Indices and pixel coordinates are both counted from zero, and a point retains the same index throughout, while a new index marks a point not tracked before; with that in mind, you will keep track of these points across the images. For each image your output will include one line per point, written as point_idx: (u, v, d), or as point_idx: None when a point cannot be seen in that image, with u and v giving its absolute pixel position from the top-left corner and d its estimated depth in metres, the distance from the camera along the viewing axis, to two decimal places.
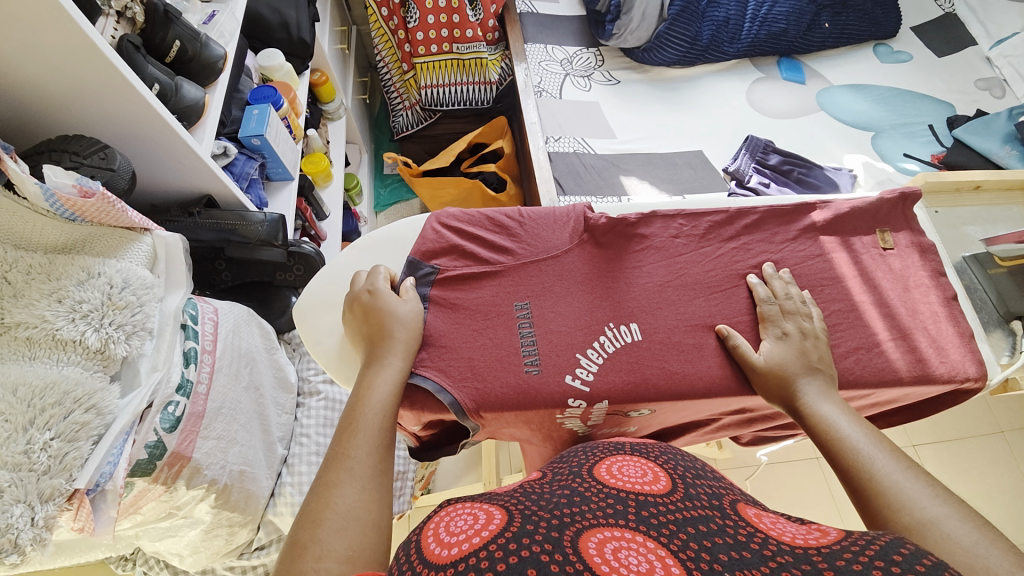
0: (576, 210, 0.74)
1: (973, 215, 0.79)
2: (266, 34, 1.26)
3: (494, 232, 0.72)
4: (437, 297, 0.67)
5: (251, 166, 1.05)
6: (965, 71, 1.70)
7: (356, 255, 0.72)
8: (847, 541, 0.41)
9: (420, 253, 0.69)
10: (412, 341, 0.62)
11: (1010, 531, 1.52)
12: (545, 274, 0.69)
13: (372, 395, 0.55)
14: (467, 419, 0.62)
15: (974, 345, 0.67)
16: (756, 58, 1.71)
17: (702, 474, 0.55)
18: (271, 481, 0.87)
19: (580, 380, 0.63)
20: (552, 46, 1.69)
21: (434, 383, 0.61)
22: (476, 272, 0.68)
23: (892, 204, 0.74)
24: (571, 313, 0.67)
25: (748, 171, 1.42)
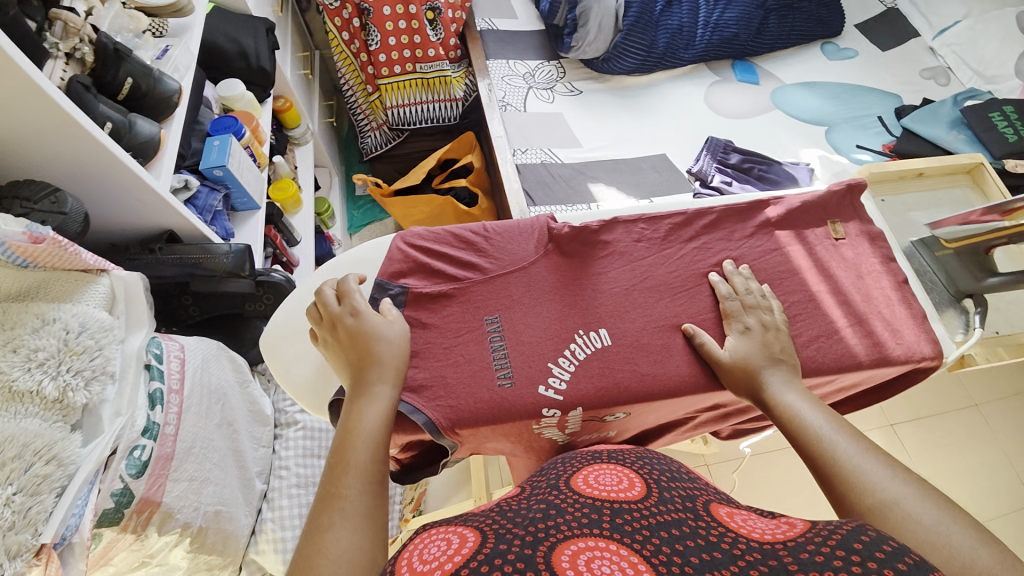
0: (540, 221, 0.75)
1: (919, 200, 0.82)
2: (225, 64, 1.26)
3: (460, 248, 0.72)
4: (408, 317, 0.66)
5: (214, 197, 1.04)
6: (908, 63, 1.78)
7: (320, 280, 0.70)
8: (811, 532, 0.42)
9: (386, 274, 0.69)
10: (397, 364, 0.60)
11: (991, 501, 1.56)
12: (512, 286, 0.69)
13: (361, 427, 0.54)
14: (443, 437, 0.62)
15: (927, 325, 0.70)
16: (711, 62, 1.77)
17: (676, 476, 0.57)
18: (250, 519, 0.85)
19: (553, 390, 0.64)
20: (514, 61, 1.72)
21: (407, 405, 0.60)
22: (444, 288, 0.68)
23: (840, 195, 0.77)
24: (540, 323, 0.67)
25: (710, 171, 1.47)
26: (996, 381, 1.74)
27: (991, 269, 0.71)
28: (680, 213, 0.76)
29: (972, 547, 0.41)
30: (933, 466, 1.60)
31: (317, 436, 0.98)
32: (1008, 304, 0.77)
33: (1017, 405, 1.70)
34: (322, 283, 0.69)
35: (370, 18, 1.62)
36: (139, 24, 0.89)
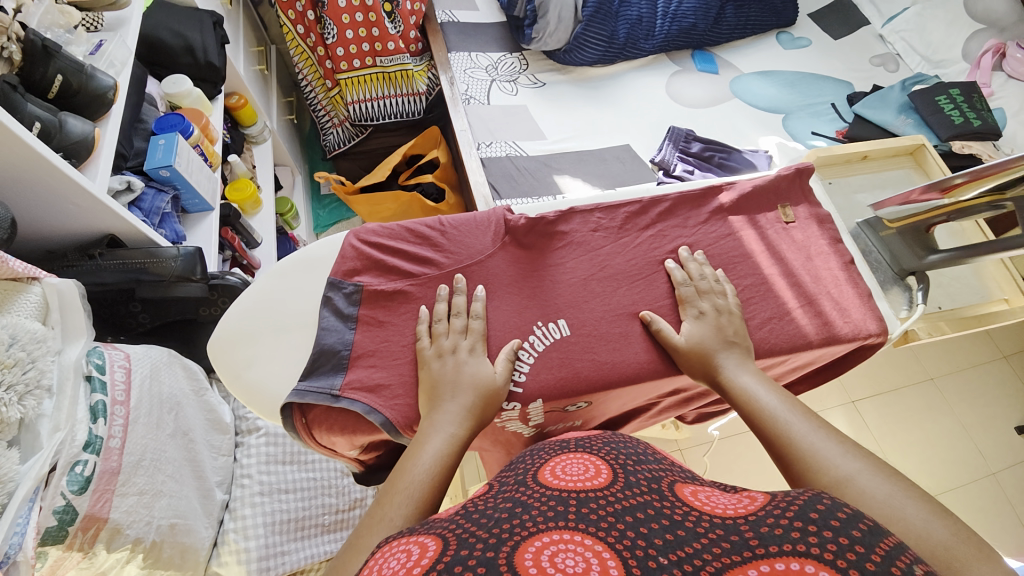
0: (496, 213, 0.74)
1: (863, 182, 0.85)
2: (170, 59, 1.20)
3: (416, 244, 0.71)
4: (364, 315, 0.65)
5: (162, 199, 0.99)
6: (860, 51, 1.84)
7: (267, 282, 0.67)
8: (770, 505, 0.44)
9: (339, 272, 0.67)
10: (484, 415, 0.58)
11: (947, 468, 1.64)
12: (471, 280, 0.68)
13: (421, 459, 0.52)
14: (403, 435, 0.60)
15: (873, 303, 0.72)
16: (672, 53, 1.79)
17: (643, 458, 0.57)
18: (212, 530, 0.83)
19: (513, 383, 0.63)
20: (476, 54, 1.71)
21: (363, 405, 0.59)
22: (400, 285, 0.67)
23: (790, 179, 0.79)
24: (500, 316, 0.67)
25: (673, 161, 1.49)
26: (949, 355, 1.83)
27: (931, 246, 0.73)
28: (636, 202, 0.77)
29: (923, 521, 0.43)
30: (892, 438, 1.67)
31: (281, 441, 0.95)
32: (947, 280, 0.81)
33: (968, 377, 1.79)
34: (270, 285, 0.66)
35: (324, 11, 1.57)
36: (71, 18, 0.84)
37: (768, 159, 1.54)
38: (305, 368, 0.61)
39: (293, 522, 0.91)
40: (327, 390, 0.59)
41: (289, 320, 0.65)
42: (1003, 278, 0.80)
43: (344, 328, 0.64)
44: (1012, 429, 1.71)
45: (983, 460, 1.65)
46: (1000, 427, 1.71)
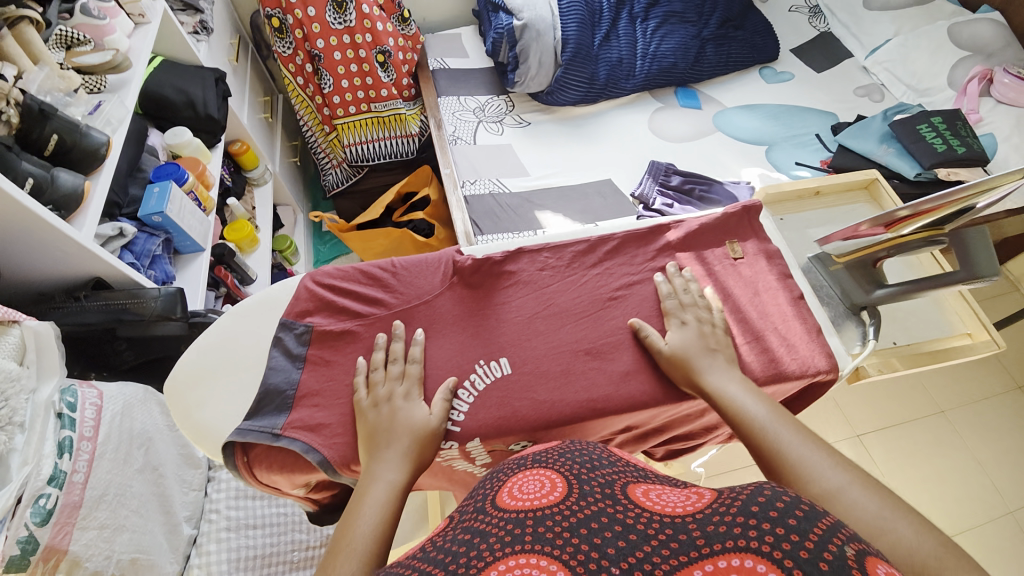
0: (447, 254, 0.77)
1: (817, 217, 0.86)
2: (173, 113, 1.30)
3: (368, 285, 0.74)
4: (312, 355, 0.68)
5: (153, 242, 1.06)
6: (843, 83, 1.86)
7: (225, 323, 0.71)
8: (716, 502, 0.44)
9: (292, 313, 0.71)
10: (422, 456, 0.59)
11: (965, 509, 1.54)
12: (417, 319, 0.71)
13: (365, 510, 0.52)
14: (341, 473, 0.62)
15: (823, 339, 0.71)
16: (654, 90, 1.85)
17: (596, 463, 0.56)
18: (176, 565, 0.84)
19: (451, 422, 0.65)
20: (465, 97, 1.79)
21: (303, 444, 0.61)
22: (348, 325, 0.70)
23: (738, 216, 0.81)
24: (442, 355, 0.69)
25: (652, 195, 1.51)
26: (959, 386, 1.75)
27: (877, 281, 0.73)
28: (584, 241, 0.80)
29: (908, 533, 0.43)
30: (902, 475, 1.58)
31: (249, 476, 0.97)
32: (911, 316, 0.84)
33: (981, 409, 1.70)
34: (226, 326, 0.70)
35: (321, 63, 1.68)
36: (71, 83, 0.92)
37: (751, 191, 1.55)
38: (251, 407, 0.64)
39: (259, 558, 0.90)
40: (269, 429, 0.62)
41: (242, 359, 0.68)
42: (967, 316, 0.83)
43: (292, 368, 0.67)
44: None
45: (1003, 499, 1.55)
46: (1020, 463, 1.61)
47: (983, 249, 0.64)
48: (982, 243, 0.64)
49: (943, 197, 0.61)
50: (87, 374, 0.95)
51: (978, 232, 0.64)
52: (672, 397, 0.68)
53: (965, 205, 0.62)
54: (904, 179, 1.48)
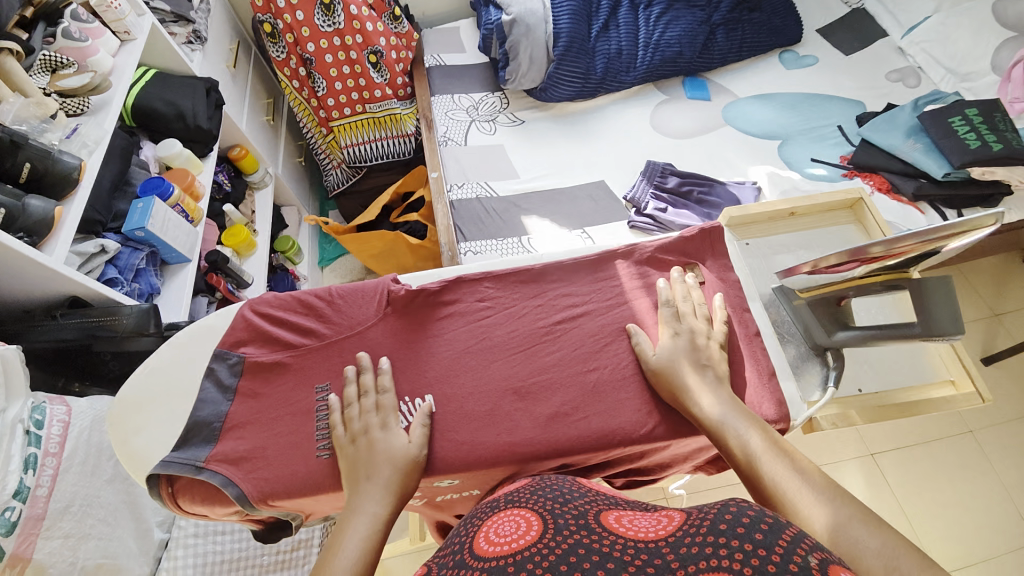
0: (384, 282, 0.76)
1: (786, 241, 0.82)
2: (165, 126, 1.34)
3: (303, 314, 0.74)
4: (243, 387, 0.69)
5: (137, 257, 1.10)
6: (872, 67, 1.68)
7: (168, 351, 0.73)
8: (686, 525, 0.45)
9: (227, 343, 0.72)
10: (404, 488, 0.59)
11: (990, 541, 1.40)
12: (347, 351, 0.71)
13: (347, 543, 0.52)
14: (258, 507, 0.64)
15: (776, 383, 0.67)
16: (659, 81, 1.74)
17: (567, 496, 0.56)
18: (147, 567, 0.90)
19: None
20: (459, 95, 1.75)
21: (223, 478, 0.62)
22: (280, 357, 0.71)
23: (695, 239, 0.77)
24: (368, 391, 0.68)
25: (645, 198, 1.43)
26: (993, 404, 1.58)
27: (842, 322, 0.68)
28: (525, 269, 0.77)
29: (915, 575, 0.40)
30: (919, 500, 1.45)
31: None
32: (886, 360, 0.78)
33: (1016, 430, 1.54)
34: (166, 356, 0.73)
35: (313, 66, 1.68)
36: (48, 109, 0.96)
37: (756, 192, 1.44)
38: (178, 439, 0.66)
39: (226, 562, 0.96)
40: (192, 462, 0.63)
41: (178, 388, 0.70)
42: (950, 360, 0.78)
43: (222, 400, 0.69)
44: None
45: None
46: None
47: (941, 303, 0.58)
48: (943, 295, 0.58)
49: (923, 234, 0.54)
50: (72, 384, 1.00)
51: (940, 282, 0.58)
52: (599, 442, 0.65)
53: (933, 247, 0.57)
54: (932, 179, 1.35)
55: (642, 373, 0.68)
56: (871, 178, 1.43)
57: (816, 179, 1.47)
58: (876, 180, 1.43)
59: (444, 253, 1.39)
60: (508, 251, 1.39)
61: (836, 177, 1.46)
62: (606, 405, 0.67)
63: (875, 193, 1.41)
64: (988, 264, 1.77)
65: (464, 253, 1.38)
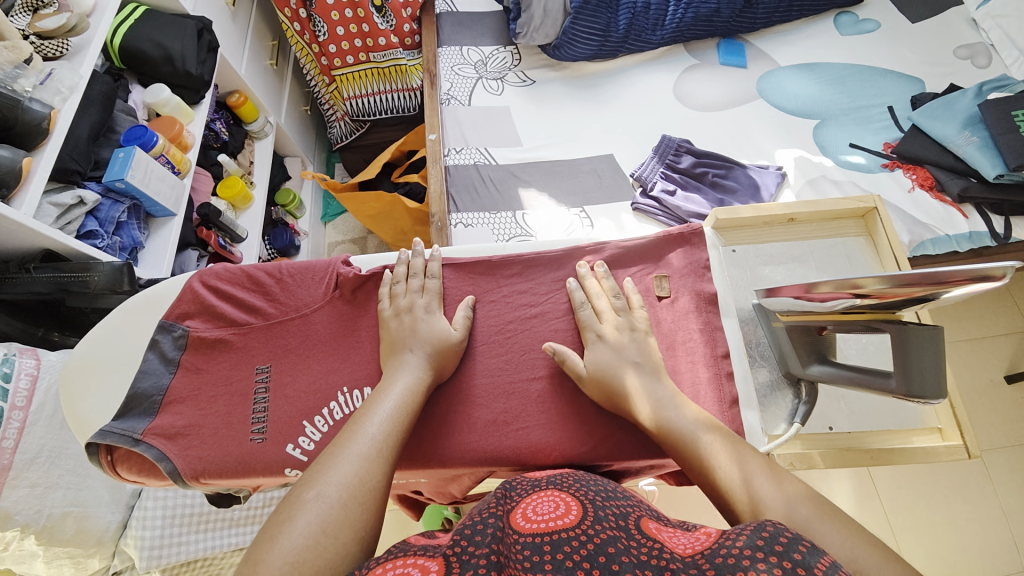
0: (334, 264, 0.78)
1: (781, 246, 0.79)
2: (152, 69, 1.27)
3: (250, 290, 0.77)
4: (185, 361, 0.74)
5: (117, 209, 1.09)
6: (941, 38, 1.48)
7: (116, 319, 0.77)
8: (722, 538, 0.45)
9: (173, 315, 0.76)
10: (443, 364, 0.67)
11: (975, 564, 1.35)
12: (290, 333, 0.74)
13: (389, 392, 0.61)
14: (192, 483, 0.69)
15: (736, 412, 0.67)
16: (689, 42, 1.56)
17: (611, 495, 0.56)
18: (118, 515, 1.00)
19: (301, 449, 0.68)
20: (467, 48, 1.60)
21: (157, 452, 0.68)
22: (222, 333, 0.75)
23: (669, 241, 0.77)
24: (308, 378, 0.72)
25: (653, 178, 1.31)
26: (1010, 427, 1.48)
27: (820, 354, 0.66)
28: (481, 264, 0.77)
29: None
30: (907, 516, 1.39)
31: None
32: (868, 400, 0.73)
33: None
34: (114, 324, 0.77)
35: (314, 8, 1.57)
36: (21, 53, 0.92)
37: (780, 178, 1.29)
38: (119, 409, 0.71)
39: (196, 515, 1.04)
40: (129, 433, 0.69)
41: (123, 357, 0.75)
42: (940, 405, 0.72)
43: (164, 372, 0.73)
44: None
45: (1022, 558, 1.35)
46: None
47: (923, 359, 0.56)
48: (930, 349, 0.56)
49: (934, 278, 0.50)
50: (50, 333, 1.06)
51: (927, 334, 0.56)
52: (535, 455, 0.66)
53: (935, 293, 0.53)
54: (983, 179, 1.19)
55: None
56: (915, 171, 1.26)
57: (850, 167, 1.31)
58: (919, 175, 1.27)
59: (433, 223, 1.29)
60: (501, 226, 1.30)
61: (875, 167, 1.30)
62: (547, 418, 0.68)
63: (916, 189, 1.25)
64: None
65: (454, 225, 1.31)
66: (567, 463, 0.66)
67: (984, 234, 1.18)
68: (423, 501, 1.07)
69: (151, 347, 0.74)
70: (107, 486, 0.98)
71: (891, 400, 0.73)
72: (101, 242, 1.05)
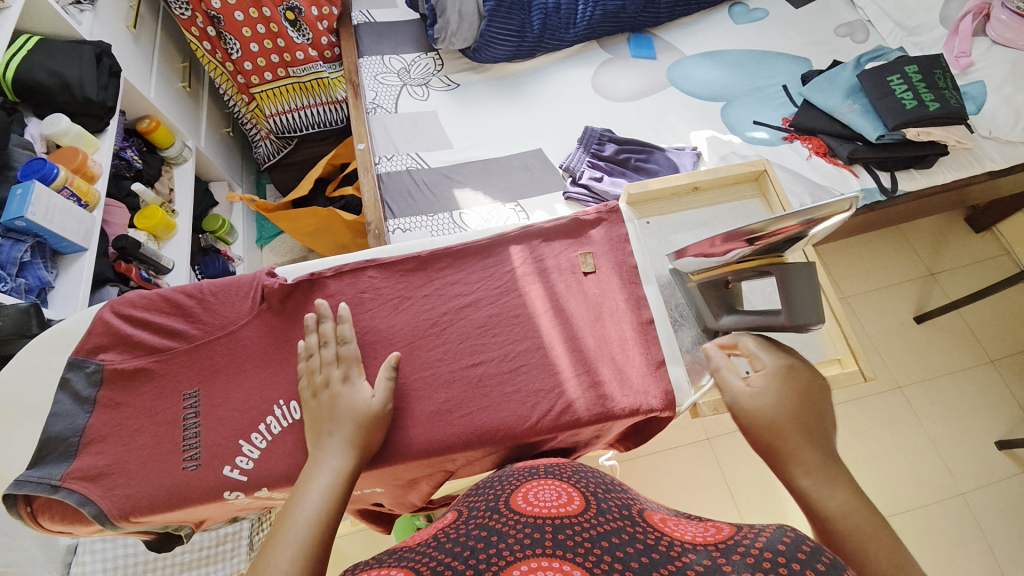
0: (258, 276, 0.76)
1: (690, 214, 0.86)
2: (48, 99, 1.19)
3: (171, 314, 0.74)
4: (102, 397, 0.70)
5: (19, 249, 1.01)
6: (821, 20, 1.64)
7: (20, 362, 0.72)
8: (738, 535, 0.46)
9: (84, 350, 0.72)
10: (370, 439, 0.62)
11: (914, 491, 1.48)
12: (217, 352, 0.72)
13: (316, 485, 0.56)
14: (122, 523, 0.65)
15: (663, 372, 0.72)
16: (602, 39, 1.65)
17: (611, 487, 0.57)
18: (55, 574, 0.95)
19: (239, 470, 0.66)
20: (389, 56, 1.61)
21: (79, 497, 0.64)
22: (143, 362, 0.71)
23: (586, 221, 0.82)
24: (240, 397, 0.70)
25: (580, 167, 1.37)
26: (922, 360, 1.64)
27: (729, 306, 0.72)
28: (411, 260, 0.78)
29: None
30: (847, 455, 1.52)
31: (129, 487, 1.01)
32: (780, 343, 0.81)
33: (943, 385, 1.61)
34: (16, 369, 0.72)
35: (222, 26, 1.51)
36: None
37: (696, 159, 1.38)
38: (32, 458, 0.66)
39: (140, 564, 0.98)
40: (46, 480, 0.64)
41: (31, 402, 0.71)
42: (837, 338, 0.81)
43: (79, 412, 0.69)
44: (994, 444, 1.53)
45: (954, 481, 1.49)
46: (975, 441, 1.54)
47: (803, 292, 0.64)
48: (806, 281, 0.64)
49: (802, 212, 0.58)
50: None
51: (804, 269, 0.64)
52: (481, 438, 0.67)
53: (805, 228, 0.63)
54: (867, 141, 1.33)
55: (525, 362, 0.72)
56: (811, 141, 1.40)
57: (755, 143, 1.42)
58: (814, 143, 1.40)
59: (370, 232, 1.29)
60: (438, 227, 1.31)
61: (776, 140, 1.42)
62: (489, 400, 0.70)
63: (812, 156, 1.38)
64: (927, 225, 1.82)
65: (392, 231, 1.31)
66: (512, 441, 0.68)
67: (874, 190, 1.33)
68: (389, 512, 1.05)
69: (62, 386, 0.70)
70: (38, 543, 0.93)
71: (796, 340, 0.81)
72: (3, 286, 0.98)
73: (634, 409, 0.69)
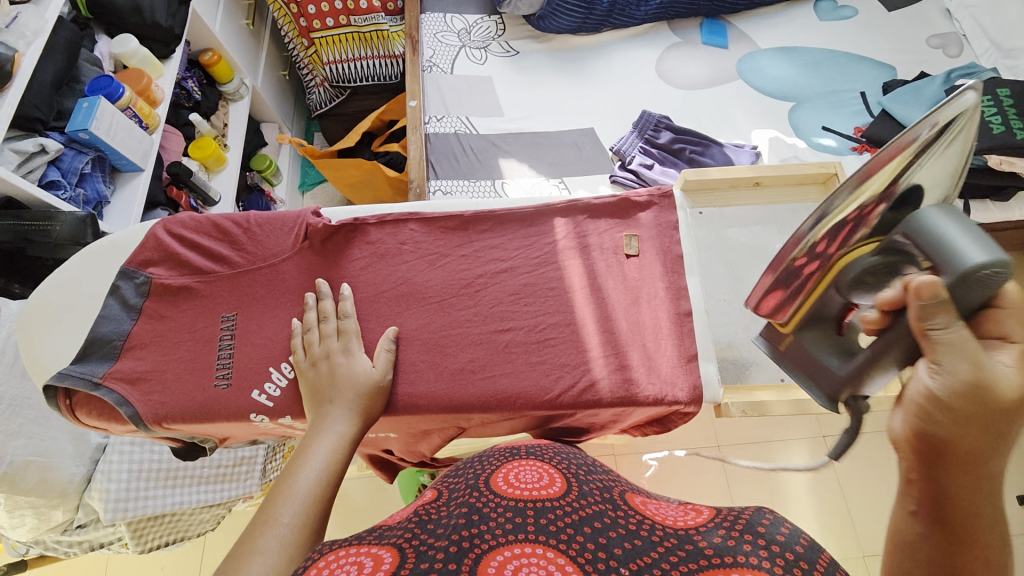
0: (304, 214, 0.77)
1: (744, 210, 0.86)
2: (119, 19, 1.21)
3: (217, 239, 0.76)
4: (148, 307, 0.73)
5: (81, 160, 1.06)
6: (915, 27, 1.52)
7: (78, 264, 0.77)
8: (718, 518, 0.47)
9: (135, 262, 0.75)
10: (369, 410, 0.64)
11: None
12: (257, 282, 0.74)
13: (313, 455, 0.57)
14: (154, 428, 0.69)
15: (693, 366, 0.70)
16: (674, 21, 1.57)
17: (593, 469, 0.57)
18: (83, 468, 1.03)
19: (266, 395, 0.68)
20: (451, 15, 1.57)
21: (117, 396, 0.68)
22: (188, 281, 0.74)
23: (635, 203, 0.80)
24: (273, 327, 0.71)
25: (631, 151, 1.32)
26: None
27: (849, 351, 0.58)
28: (453, 219, 0.78)
29: None
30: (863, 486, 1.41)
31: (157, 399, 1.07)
32: None
33: None
34: (72, 271, 0.76)
35: None
36: None
37: (754, 157, 1.31)
38: (78, 354, 0.70)
39: (163, 471, 1.04)
40: (88, 377, 0.68)
41: (83, 303, 0.75)
42: None
43: (124, 318, 0.73)
44: None
45: None
46: None
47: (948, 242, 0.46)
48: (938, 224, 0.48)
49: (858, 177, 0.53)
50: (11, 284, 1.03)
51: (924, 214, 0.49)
52: (499, 403, 0.68)
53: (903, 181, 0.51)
54: None
55: (553, 335, 0.71)
56: None
57: (821, 150, 1.34)
58: None
59: (411, 189, 1.30)
60: (479, 194, 1.30)
61: (844, 149, 1.34)
62: (512, 367, 0.69)
63: None
64: None
65: (433, 192, 1.30)
66: (530, 410, 0.68)
67: None
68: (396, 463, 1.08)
69: (112, 292, 0.74)
70: (70, 437, 1.00)
71: None
72: (64, 193, 1.03)
73: (658, 397, 0.68)
